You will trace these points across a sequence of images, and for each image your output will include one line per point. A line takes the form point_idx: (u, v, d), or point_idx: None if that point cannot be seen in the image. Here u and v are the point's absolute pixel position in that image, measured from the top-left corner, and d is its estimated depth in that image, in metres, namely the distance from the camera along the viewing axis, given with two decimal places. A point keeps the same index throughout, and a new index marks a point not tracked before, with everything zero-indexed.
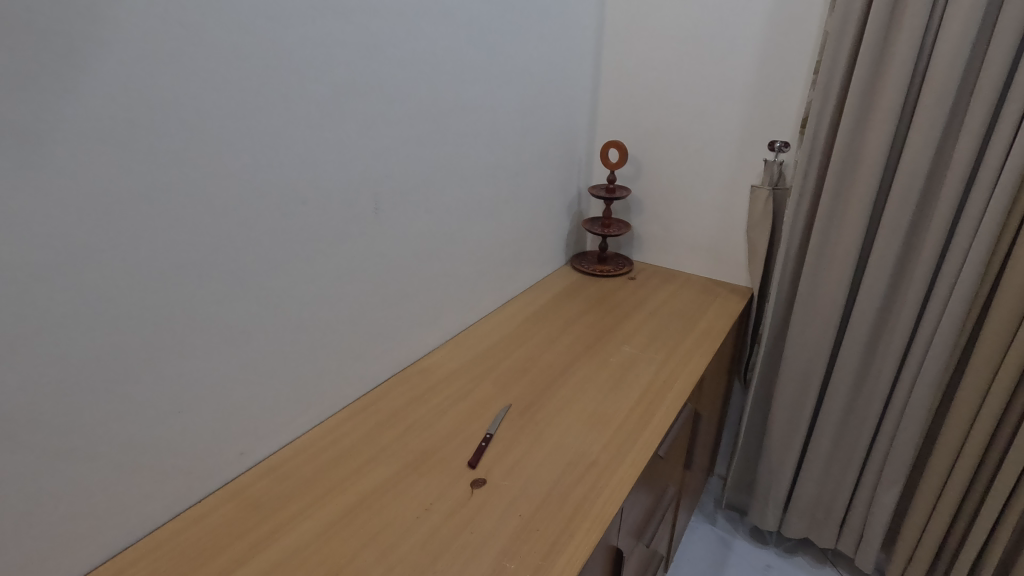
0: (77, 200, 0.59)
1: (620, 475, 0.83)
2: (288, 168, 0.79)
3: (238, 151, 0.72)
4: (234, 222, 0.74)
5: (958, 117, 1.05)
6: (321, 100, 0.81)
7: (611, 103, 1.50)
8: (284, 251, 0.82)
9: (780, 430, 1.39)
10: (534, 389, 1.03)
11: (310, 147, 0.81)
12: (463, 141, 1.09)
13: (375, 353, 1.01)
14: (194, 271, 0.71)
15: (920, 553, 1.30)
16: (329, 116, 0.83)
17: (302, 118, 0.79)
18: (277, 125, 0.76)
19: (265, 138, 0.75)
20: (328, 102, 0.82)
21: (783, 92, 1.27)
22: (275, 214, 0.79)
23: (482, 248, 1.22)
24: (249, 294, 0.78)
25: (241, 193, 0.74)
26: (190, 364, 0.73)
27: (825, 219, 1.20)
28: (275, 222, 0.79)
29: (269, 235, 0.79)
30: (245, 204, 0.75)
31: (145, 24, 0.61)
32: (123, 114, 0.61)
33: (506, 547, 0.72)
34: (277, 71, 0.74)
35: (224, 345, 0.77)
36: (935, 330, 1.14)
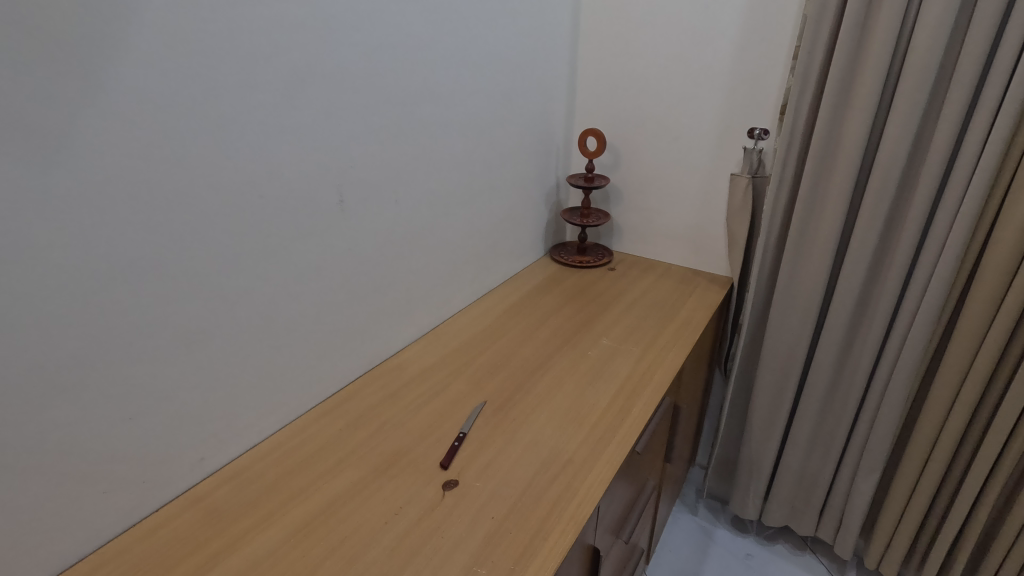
0: (25, 197, 0.56)
1: (597, 473, 0.82)
2: (245, 158, 0.75)
3: (192, 143, 0.68)
4: (191, 219, 0.70)
5: (937, 102, 1.04)
6: (278, 86, 0.76)
7: (588, 90, 1.46)
8: (241, 245, 0.77)
9: (759, 420, 1.40)
10: (510, 385, 1.01)
11: (269, 137, 0.77)
12: (433, 131, 1.05)
13: (346, 351, 0.99)
14: (147, 271, 0.68)
15: (898, 537, 1.30)
16: (289, 103, 0.78)
17: (259, 107, 0.75)
18: (235, 117, 0.72)
19: (223, 131, 0.71)
20: (287, 88, 0.78)
21: (763, 78, 1.24)
22: (233, 207, 0.75)
23: (456, 241, 1.19)
24: (207, 292, 0.75)
25: (194, 186, 0.70)
26: (146, 367, 0.70)
27: (804, 208, 1.18)
28: (231, 215, 0.75)
29: (227, 230, 0.75)
30: (199, 196, 0.71)
31: (96, 12, 0.57)
32: (92, 113, 0.59)
33: (478, 550, 0.70)
34: (236, 60, 0.70)
35: (180, 347, 0.73)
36: (913, 317, 1.14)
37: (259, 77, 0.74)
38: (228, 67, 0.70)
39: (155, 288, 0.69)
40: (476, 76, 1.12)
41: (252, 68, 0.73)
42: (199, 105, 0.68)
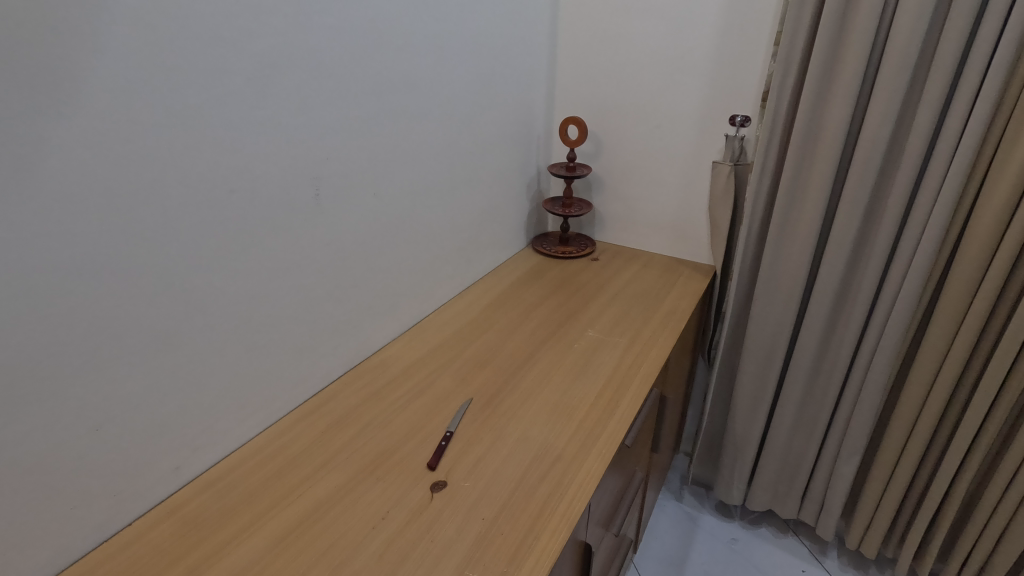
0: None
1: (587, 468, 0.80)
2: (214, 151, 0.70)
3: (157, 136, 0.64)
4: (157, 217, 0.66)
5: (917, 88, 1.04)
6: (247, 74, 0.72)
7: (568, 77, 1.44)
8: (211, 242, 0.73)
9: (743, 407, 1.41)
10: (495, 380, 0.99)
11: (239, 129, 0.73)
12: (411, 120, 1.02)
13: (327, 349, 0.95)
14: (112, 273, 0.63)
15: (879, 517, 1.33)
16: (260, 93, 0.74)
17: (228, 96, 0.70)
18: (203, 108, 0.68)
19: (190, 123, 0.67)
20: (258, 76, 0.73)
21: (744, 64, 1.23)
22: (202, 203, 0.71)
23: (437, 234, 1.16)
24: (178, 294, 0.71)
25: (159, 182, 0.65)
26: (113, 376, 0.66)
27: (786, 195, 1.18)
28: (200, 212, 0.71)
29: (196, 227, 0.71)
30: (166, 192, 0.66)
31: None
32: (44, 105, 0.55)
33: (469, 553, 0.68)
34: (203, 47, 0.66)
35: (151, 353, 0.69)
36: (894, 302, 1.15)
37: (228, 65, 0.69)
38: (195, 54, 0.65)
39: (121, 291, 0.65)
40: (455, 63, 1.09)
41: (221, 55, 0.68)
42: (164, 96, 0.64)
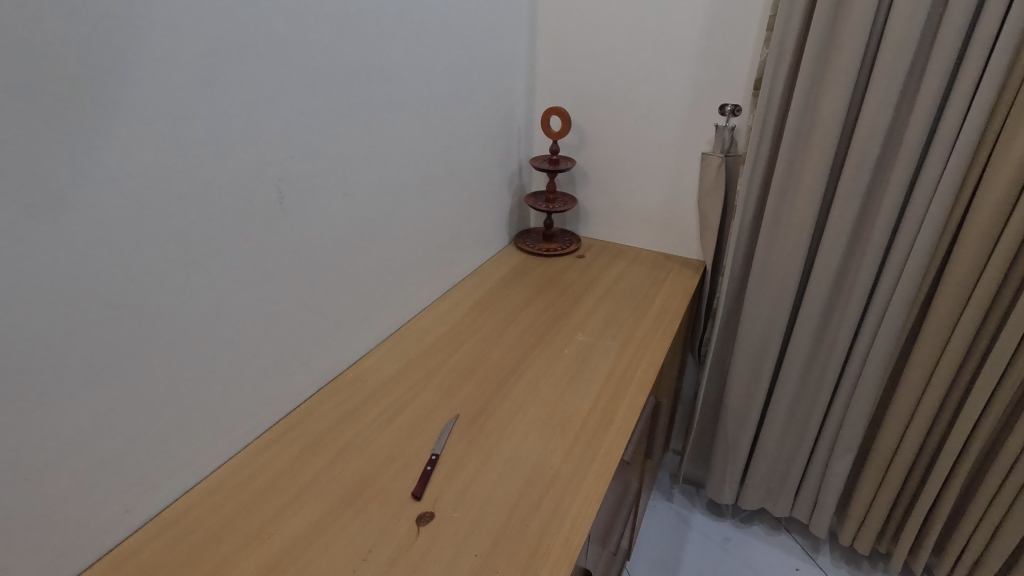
0: None
1: (585, 491, 0.74)
2: (158, 153, 0.61)
3: (84, 135, 0.55)
4: (89, 229, 0.57)
5: (915, 75, 1.00)
6: (193, 63, 0.63)
7: (549, 65, 1.37)
8: (158, 255, 0.64)
9: (735, 406, 1.37)
10: (482, 393, 0.92)
11: (187, 126, 0.64)
12: (383, 113, 0.93)
13: (296, 365, 0.87)
14: (36, 297, 0.54)
15: (874, 514, 1.31)
16: (210, 85, 0.65)
17: (172, 88, 0.61)
18: (140, 101, 0.58)
19: (125, 119, 0.58)
20: (208, 66, 0.64)
21: (734, 50, 1.17)
22: (146, 210, 0.62)
23: (414, 235, 1.08)
24: (121, 317, 0.62)
25: (90, 189, 0.56)
26: (45, 415, 0.57)
27: (779, 188, 1.13)
28: (143, 221, 0.62)
29: (139, 238, 0.62)
30: (102, 201, 0.57)
31: None
32: None
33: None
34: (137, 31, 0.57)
35: (90, 385, 0.60)
36: (890, 297, 1.11)
37: (170, 53, 0.60)
38: (125, 40, 0.56)
39: (51, 319, 0.56)
40: (429, 51, 1.00)
41: (160, 42, 0.59)
42: (94, 90, 0.55)
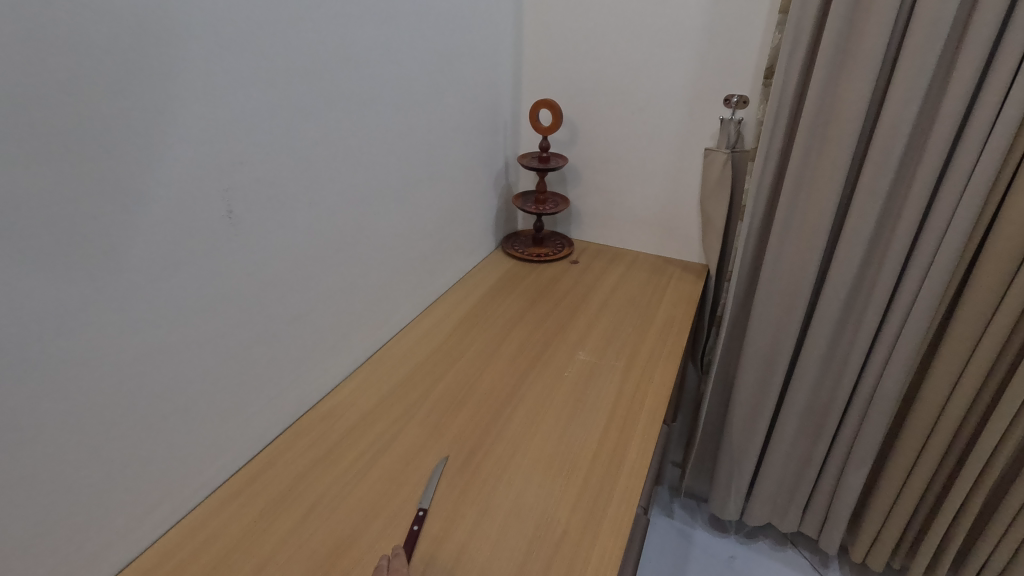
0: None
1: (601, 550, 0.64)
2: (57, 158, 0.48)
3: None
4: None
5: (945, 63, 0.91)
6: (99, 42, 0.49)
7: (538, 54, 1.25)
8: (65, 289, 0.51)
9: (740, 419, 1.28)
10: (474, 428, 0.81)
11: (98, 124, 0.50)
12: (355, 108, 0.81)
13: (258, 404, 0.75)
14: None
15: (888, 530, 1.24)
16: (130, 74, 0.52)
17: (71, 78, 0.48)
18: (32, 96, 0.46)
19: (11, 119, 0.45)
20: (126, 52, 0.51)
21: (741, 34, 1.07)
22: (45, 234, 0.49)
23: (392, 245, 0.96)
24: (21, 371, 0.49)
25: None
26: None
27: (792, 187, 1.04)
28: (42, 248, 0.49)
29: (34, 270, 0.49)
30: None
31: None
32: None
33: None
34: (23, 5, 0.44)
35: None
36: (911, 305, 1.03)
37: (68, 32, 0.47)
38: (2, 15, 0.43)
39: None
40: (406, 35, 0.88)
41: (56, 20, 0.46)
42: None
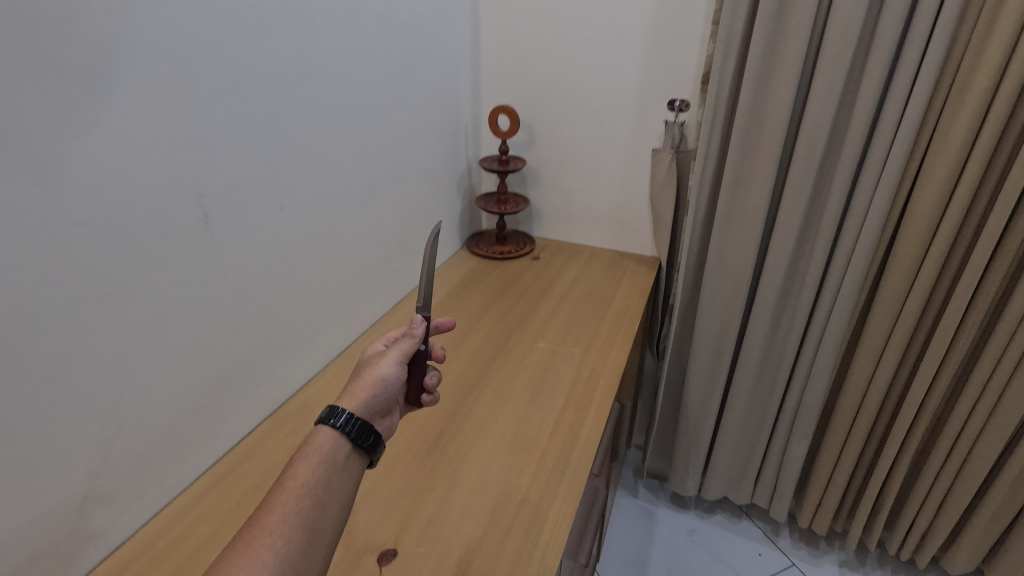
0: None
1: (556, 515, 0.71)
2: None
3: None
4: None
5: (857, 68, 1.00)
6: (36, 45, 0.51)
7: (494, 63, 1.32)
8: (19, 289, 0.53)
9: (694, 400, 1.37)
10: (441, 414, 0.87)
11: (37, 129, 0.52)
12: (320, 120, 0.86)
13: (234, 399, 0.80)
14: None
15: (830, 494, 1.35)
16: (88, 79, 0.55)
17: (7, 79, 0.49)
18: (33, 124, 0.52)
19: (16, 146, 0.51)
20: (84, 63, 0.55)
21: (680, 44, 1.16)
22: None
23: (359, 247, 1.01)
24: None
25: None
26: None
27: (731, 183, 1.13)
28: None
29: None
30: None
31: None
32: None
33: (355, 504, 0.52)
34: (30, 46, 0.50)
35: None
36: (839, 288, 1.12)
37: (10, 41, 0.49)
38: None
39: None
40: (365, 49, 0.93)
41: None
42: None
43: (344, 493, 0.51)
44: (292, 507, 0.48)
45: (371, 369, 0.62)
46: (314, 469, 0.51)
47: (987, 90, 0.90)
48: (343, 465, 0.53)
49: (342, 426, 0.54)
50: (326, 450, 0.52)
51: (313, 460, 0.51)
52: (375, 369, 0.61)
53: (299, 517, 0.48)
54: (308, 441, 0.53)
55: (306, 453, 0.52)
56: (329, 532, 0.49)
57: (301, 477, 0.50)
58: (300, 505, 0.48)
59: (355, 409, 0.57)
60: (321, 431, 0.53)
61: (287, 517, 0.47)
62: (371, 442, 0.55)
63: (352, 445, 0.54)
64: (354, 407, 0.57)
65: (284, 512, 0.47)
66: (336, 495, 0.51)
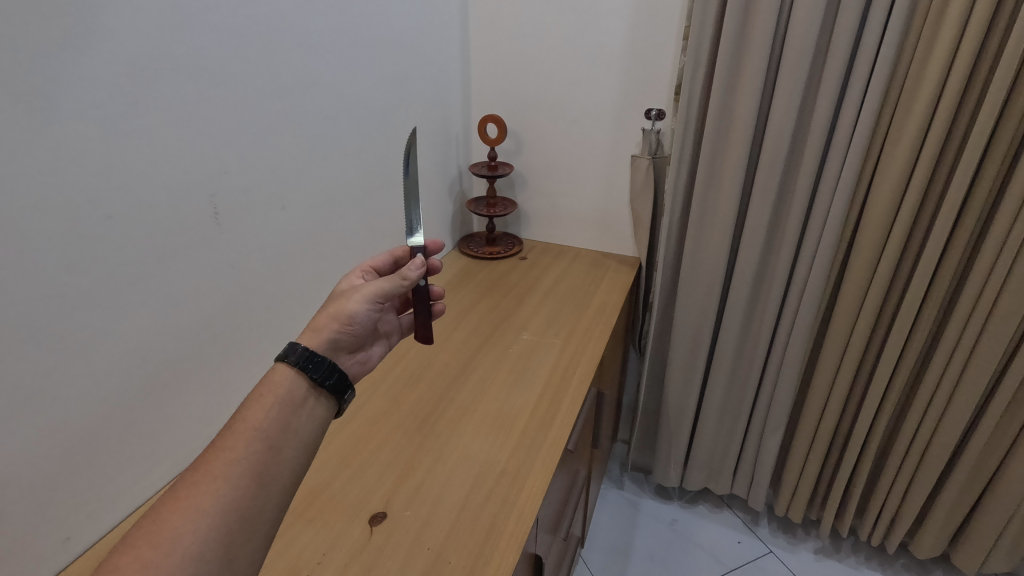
0: None
1: (532, 484, 0.78)
2: (38, 161, 0.57)
3: (25, 167, 0.56)
4: (27, 257, 0.58)
5: (815, 80, 1.08)
6: (78, 63, 0.59)
7: (483, 74, 1.41)
8: (59, 274, 0.61)
9: (674, 393, 1.44)
10: (430, 397, 0.94)
11: (79, 135, 0.60)
12: (320, 128, 0.94)
13: (239, 381, 0.88)
14: None
15: (803, 482, 1.42)
16: (121, 92, 0.63)
17: (40, 89, 0.56)
18: (75, 132, 0.60)
19: (61, 150, 0.59)
20: (118, 77, 0.63)
21: (655, 58, 1.25)
22: (39, 225, 0.58)
23: (353, 245, 1.09)
24: (27, 346, 0.59)
25: (28, 217, 0.57)
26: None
27: (702, 187, 1.21)
28: (22, 233, 0.57)
29: (22, 254, 0.57)
30: (40, 229, 0.58)
31: None
32: None
33: (311, 442, 0.57)
34: (73, 65, 0.58)
35: (34, 413, 0.61)
36: (805, 284, 1.20)
37: (40, 53, 0.56)
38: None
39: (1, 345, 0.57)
40: (361, 62, 1.01)
41: (35, 49, 0.55)
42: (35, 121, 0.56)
43: (299, 431, 0.56)
44: (249, 442, 0.53)
45: (340, 308, 0.65)
46: (269, 408, 0.56)
47: (930, 99, 0.98)
48: (300, 403, 0.58)
49: (298, 362, 0.58)
50: (283, 390, 0.57)
51: (271, 399, 0.56)
52: (342, 306, 0.65)
53: (256, 450, 0.53)
54: (266, 380, 0.57)
55: (262, 394, 0.56)
56: (290, 466, 0.55)
57: (255, 417, 0.54)
58: (253, 444, 0.53)
59: (314, 347, 0.61)
60: (278, 369, 0.58)
61: (241, 453, 0.52)
62: (330, 380, 0.60)
63: (309, 385, 0.59)
64: (315, 345, 0.62)
65: (237, 447, 0.52)
66: (293, 431, 0.56)
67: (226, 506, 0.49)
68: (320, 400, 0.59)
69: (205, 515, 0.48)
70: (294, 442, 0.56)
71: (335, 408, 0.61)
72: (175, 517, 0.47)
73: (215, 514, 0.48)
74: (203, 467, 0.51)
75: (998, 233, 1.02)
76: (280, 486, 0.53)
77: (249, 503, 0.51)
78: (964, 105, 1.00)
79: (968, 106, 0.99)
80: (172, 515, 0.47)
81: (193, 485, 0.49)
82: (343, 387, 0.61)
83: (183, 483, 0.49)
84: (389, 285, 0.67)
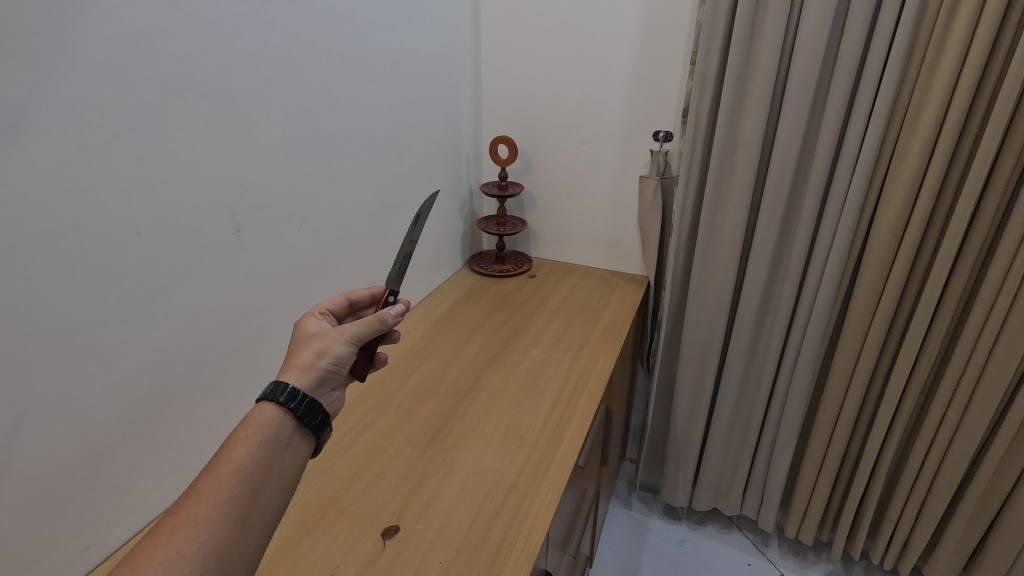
0: None
1: (541, 500, 0.79)
2: (70, 179, 0.60)
3: (58, 185, 0.59)
4: (59, 270, 0.60)
5: (819, 103, 1.10)
6: (113, 87, 0.62)
7: (494, 98, 1.45)
8: (88, 287, 0.63)
9: (682, 412, 1.44)
10: (439, 412, 0.95)
11: (113, 155, 0.63)
12: (336, 149, 0.97)
13: (254, 394, 0.90)
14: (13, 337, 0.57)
15: (813, 503, 1.41)
16: (150, 114, 0.66)
17: (78, 112, 0.60)
18: (108, 153, 0.63)
19: (96, 170, 0.62)
20: (148, 100, 0.66)
21: (662, 82, 1.28)
22: (73, 239, 0.61)
23: (366, 262, 1.12)
24: (58, 353, 0.62)
25: (60, 233, 0.60)
26: (18, 452, 0.60)
27: (710, 207, 1.23)
28: (56, 248, 0.60)
29: (55, 268, 0.60)
30: (72, 245, 0.61)
31: None
32: None
33: (293, 483, 0.56)
34: (108, 89, 0.62)
35: (61, 421, 0.63)
36: (813, 303, 1.21)
37: (77, 78, 0.59)
38: (14, 59, 0.54)
39: (32, 355, 0.59)
40: (377, 87, 1.05)
41: (75, 74, 0.59)
42: (71, 143, 0.59)
43: (283, 472, 0.55)
44: (227, 484, 0.51)
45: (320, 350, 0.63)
46: (252, 449, 0.54)
47: (934, 121, 1.00)
48: (284, 445, 0.57)
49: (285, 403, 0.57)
50: (267, 430, 0.56)
51: (256, 437, 0.55)
52: (332, 344, 0.64)
53: (236, 494, 0.51)
54: (250, 421, 0.56)
55: (245, 433, 0.55)
56: (270, 511, 0.53)
57: (238, 458, 0.53)
58: (235, 486, 0.51)
59: (300, 383, 0.60)
60: (262, 408, 0.57)
61: (223, 496, 0.51)
62: (315, 421, 0.59)
63: (294, 425, 0.58)
64: (300, 380, 0.60)
65: (219, 491, 0.51)
66: (274, 474, 0.54)
67: (206, 553, 0.48)
68: (303, 439, 0.59)
69: (185, 562, 0.46)
70: (276, 483, 0.54)
71: (315, 448, 0.60)
72: (153, 565, 0.45)
73: (197, 559, 0.47)
74: (183, 512, 0.49)
75: (1004, 254, 1.03)
76: (259, 530, 0.51)
77: (229, 550, 0.49)
78: (968, 127, 1.01)
79: (972, 128, 1.01)
80: (151, 562, 0.45)
81: (173, 531, 0.47)
82: (326, 427, 0.60)
83: (161, 529, 0.48)
84: (367, 327, 0.66)
